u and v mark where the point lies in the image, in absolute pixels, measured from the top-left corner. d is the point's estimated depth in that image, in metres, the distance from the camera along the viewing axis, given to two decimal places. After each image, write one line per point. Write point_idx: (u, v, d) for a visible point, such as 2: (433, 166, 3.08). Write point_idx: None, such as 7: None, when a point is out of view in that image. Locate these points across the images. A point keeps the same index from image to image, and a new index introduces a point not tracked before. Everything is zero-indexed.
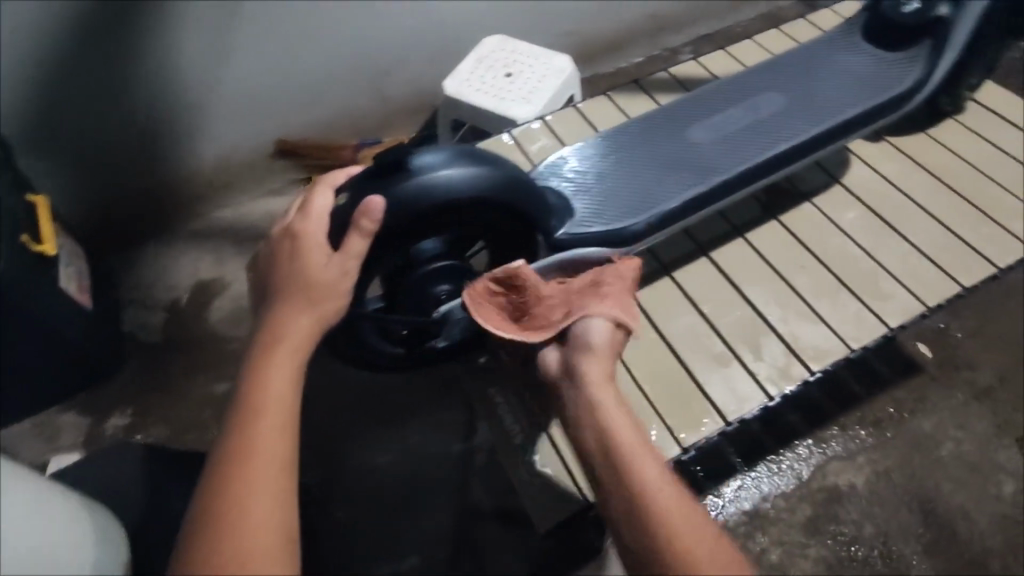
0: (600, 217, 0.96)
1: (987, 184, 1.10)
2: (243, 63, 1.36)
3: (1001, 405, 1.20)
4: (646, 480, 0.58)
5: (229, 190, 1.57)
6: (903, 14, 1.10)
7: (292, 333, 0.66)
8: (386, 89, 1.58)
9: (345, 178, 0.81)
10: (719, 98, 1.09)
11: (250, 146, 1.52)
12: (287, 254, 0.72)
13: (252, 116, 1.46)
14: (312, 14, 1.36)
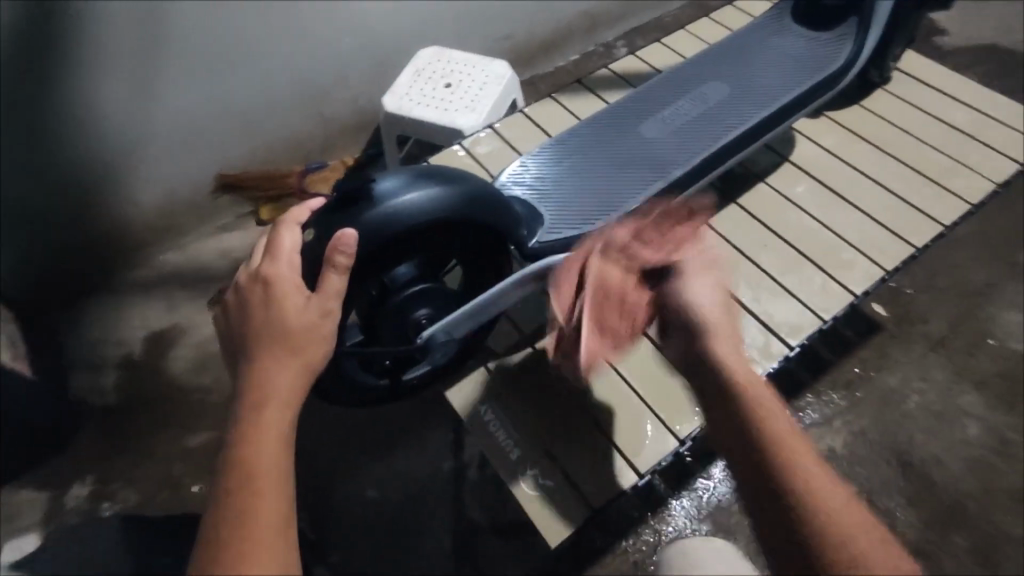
0: (569, 222, 0.96)
1: (921, 147, 1.16)
2: (173, 99, 1.32)
3: (956, 353, 1.27)
4: (791, 440, 0.60)
5: (173, 232, 1.50)
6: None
7: (279, 382, 0.62)
8: (326, 111, 1.54)
9: (309, 212, 0.78)
10: (665, 92, 1.11)
11: (190, 186, 1.46)
12: (260, 297, 0.68)
13: (189, 154, 1.41)
14: (243, 40, 1.33)
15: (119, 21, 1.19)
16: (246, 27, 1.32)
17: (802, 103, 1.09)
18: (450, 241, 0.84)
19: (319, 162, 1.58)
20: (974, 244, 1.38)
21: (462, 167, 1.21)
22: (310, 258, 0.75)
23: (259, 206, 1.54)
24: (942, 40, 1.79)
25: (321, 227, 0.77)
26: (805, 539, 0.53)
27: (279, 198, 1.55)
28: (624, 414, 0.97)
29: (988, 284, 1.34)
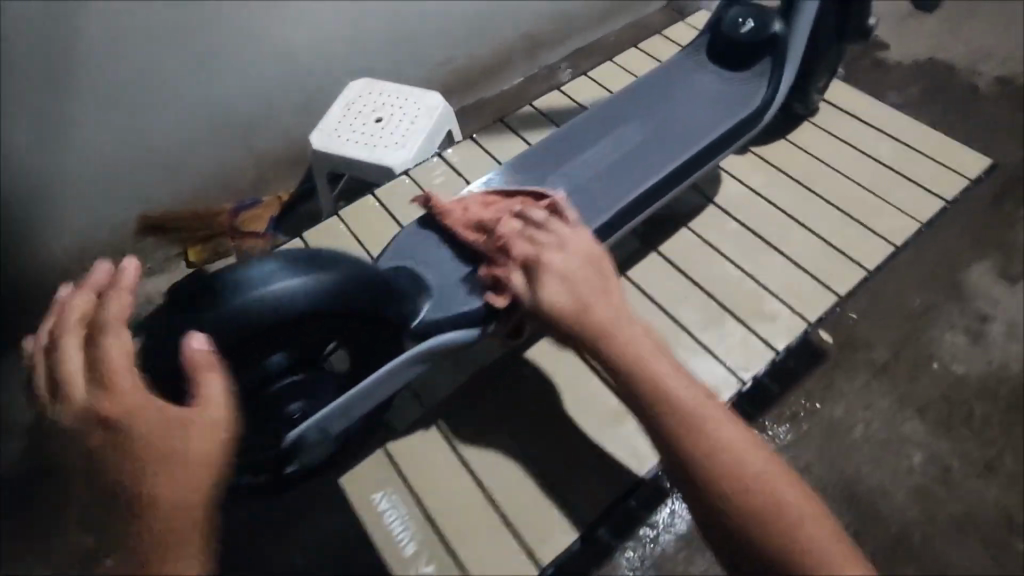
0: (451, 296, 0.92)
1: (849, 185, 1.15)
2: (82, 138, 1.25)
3: (900, 379, 1.26)
4: (719, 430, 0.73)
5: (94, 277, 1.43)
6: (743, 32, 1.13)
7: (180, 462, 0.65)
8: (256, 144, 1.48)
9: (126, 309, 0.73)
10: (588, 133, 1.07)
11: (108, 228, 1.39)
12: (106, 439, 0.66)
13: (104, 195, 1.34)
14: (158, 73, 1.27)
15: (25, 47, 1.12)
16: (160, 59, 1.26)
17: (718, 147, 1.06)
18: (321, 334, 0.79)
19: (254, 198, 1.52)
20: (914, 267, 1.38)
21: (377, 219, 1.18)
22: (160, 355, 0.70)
23: (186, 248, 1.48)
24: (884, 55, 1.80)
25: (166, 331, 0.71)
26: (753, 523, 0.69)
27: (208, 237, 1.48)
28: (531, 499, 0.92)
29: (929, 307, 1.33)
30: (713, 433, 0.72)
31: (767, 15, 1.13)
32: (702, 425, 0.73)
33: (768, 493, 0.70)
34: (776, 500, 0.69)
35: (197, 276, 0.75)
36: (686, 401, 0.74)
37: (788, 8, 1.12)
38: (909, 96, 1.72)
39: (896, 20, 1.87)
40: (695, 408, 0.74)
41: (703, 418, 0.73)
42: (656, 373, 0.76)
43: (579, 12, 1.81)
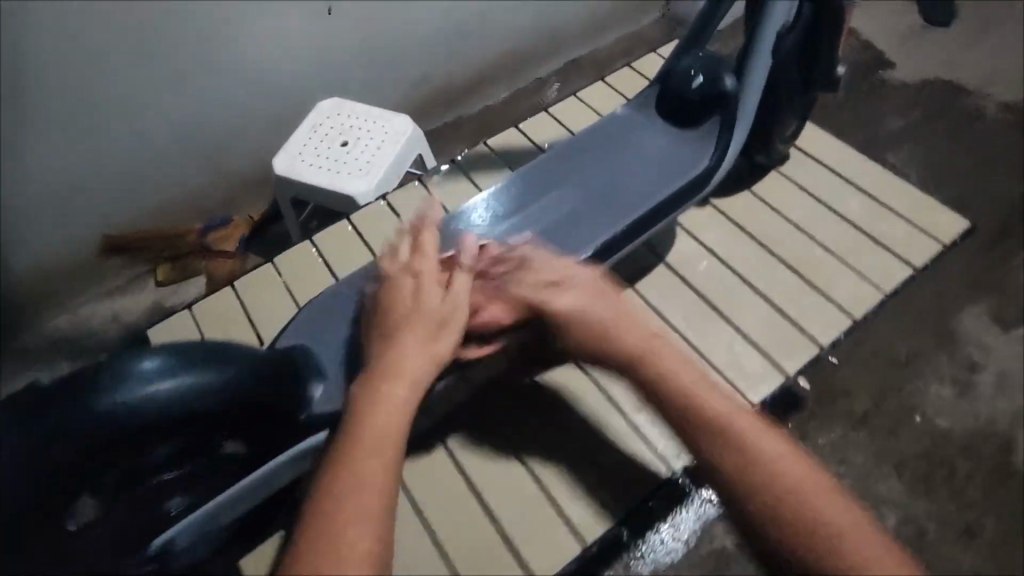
0: (339, 388, 0.86)
1: (810, 248, 1.13)
2: (43, 158, 1.20)
3: (879, 431, 1.19)
4: (740, 427, 0.72)
5: (59, 297, 1.40)
6: (692, 87, 1.10)
7: (372, 452, 0.65)
8: (228, 163, 1.43)
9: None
10: (525, 194, 1.05)
11: (74, 247, 1.35)
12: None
13: (67, 214, 1.30)
14: (119, 90, 1.21)
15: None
16: (122, 75, 1.20)
17: (661, 213, 1.03)
18: (201, 425, 0.70)
19: (222, 217, 1.49)
20: (901, 312, 1.30)
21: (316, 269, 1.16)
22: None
23: (156, 266, 1.47)
24: (886, 74, 1.66)
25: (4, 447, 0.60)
26: (779, 522, 0.64)
27: (179, 255, 1.47)
28: None
29: (915, 355, 1.26)
30: (736, 430, 0.71)
31: (720, 66, 1.09)
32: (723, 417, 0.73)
33: (778, 479, 0.66)
34: (762, 485, 0.67)
35: (31, 391, 0.65)
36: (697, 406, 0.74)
37: (741, 60, 1.07)
38: (911, 121, 1.58)
39: (902, 38, 1.72)
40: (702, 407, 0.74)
41: (724, 416, 0.73)
42: (671, 376, 0.78)
43: (564, 25, 1.71)
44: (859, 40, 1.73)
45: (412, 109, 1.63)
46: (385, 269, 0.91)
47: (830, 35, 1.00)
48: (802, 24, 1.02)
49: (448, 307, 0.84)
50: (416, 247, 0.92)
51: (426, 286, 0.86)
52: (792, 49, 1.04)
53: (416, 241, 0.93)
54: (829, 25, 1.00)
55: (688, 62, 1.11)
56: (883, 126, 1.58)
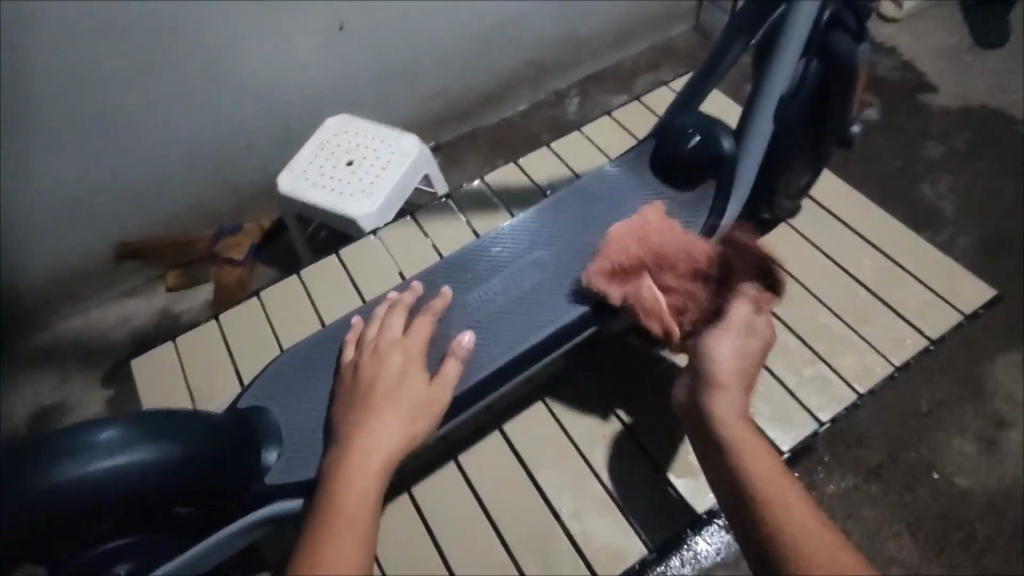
0: (310, 453, 0.60)
1: (895, 273, 0.83)
2: (49, 174, 1.05)
3: (925, 497, 1.06)
4: (771, 489, 0.51)
5: (73, 299, 1.25)
6: (685, 148, 0.75)
7: (351, 511, 0.47)
8: (236, 178, 1.25)
9: None
10: (480, 258, 0.72)
11: (82, 262, 1.20)
12: None
13: (73, 230, 1.14)
14: (120, 104, 1.04)
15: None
16: (123, 87, 1.02)
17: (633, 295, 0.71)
18: (155, 507, 0.52)
19: (234, 224, 1.32)
20: (928, 361, 1.15)
21: (299, 305, 0.95)
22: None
23: (165, 271, 1.30)
24: (927, 98, 1.42)
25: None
26: None
27: (188, 263, 1.30)
28: None
29: (937, 402, 1.12)
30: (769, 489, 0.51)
31: (717, 124, 0.75)
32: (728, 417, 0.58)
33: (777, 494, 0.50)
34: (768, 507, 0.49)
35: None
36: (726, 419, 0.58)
37: (741, 116, 0.74)
38: (953, 149, 1.35)
39: (945, 55, 1.47)
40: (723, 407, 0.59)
41: (763, 482, 0.51)
42: (724, 421, 0.57)
43: (594, 36, 1.50)
44: (896, 58, 1.49)
45: (426, 125, 1.44)
46: (351, 344, 0.64)
47: (843, 102, 0.71)
48: (807, 88, 0.72)
49: (436, 392, 0.59)
50: (383, 317, 0.64)
51: (411, 364, 0.60)
52: (797, 116, 0.74)
53: (384, 315, 0.65)
54: (833, 89, 0.71)
55: (683, 117, 0.76)
56: (921, 154, 1.35)
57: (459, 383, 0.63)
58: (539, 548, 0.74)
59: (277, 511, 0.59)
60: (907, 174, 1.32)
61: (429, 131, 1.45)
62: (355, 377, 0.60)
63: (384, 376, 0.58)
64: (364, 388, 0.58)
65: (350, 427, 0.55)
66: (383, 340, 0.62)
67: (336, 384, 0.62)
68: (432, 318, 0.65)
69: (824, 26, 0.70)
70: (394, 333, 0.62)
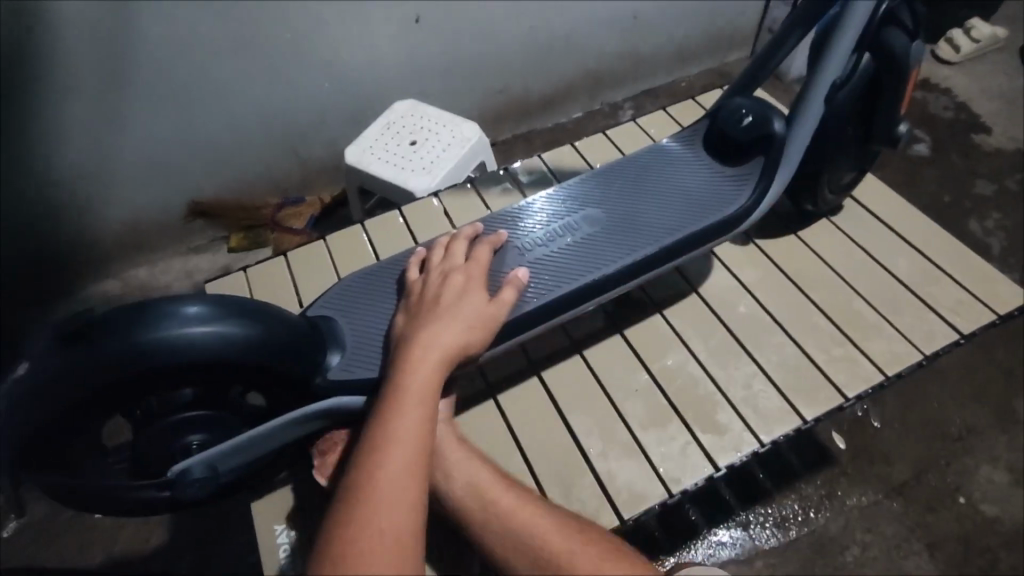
0: (369, 356, 0.66)
1: (931, 271, 0.86)
2: (147, 125, 1.11)
3: (956, 522, 1.02)
4: (564, 546, 0.58)
5: (143, 247, 1.29)
6: (739, 126, 0.80)
7: (412, 401, 0.56)
8: (306, 151, 1.32)
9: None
10: (536, 208, 0.78)
11: (159, 213, 1.26)
12: None
13: (156, 183, 1.20)
14: (219, 72, 1.10)
15: (80, 31, 0.96)
16: (223, 55, 1.08)
17: (678, 252, 0.75)
18: (228, 379, 0.59)
19: (299, 195, 1.38)
20: (960, 385, 1.13)
21: (357, 251, 0.94)
22: (12, 415, 0.52)
23: (230, 233, 1.35)
24: (980, 138, 1.43)
25: (42, 358, 0.53)
26: None
27: (252, 226, 1.35)
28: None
29: (971, 429, 1.09)
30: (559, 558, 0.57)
31: (770, 108, 0.80)
32: (469, 468, 0.66)
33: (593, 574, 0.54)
34: None
35: (80, 317, 0.57)
36: (474, 490, 0.64)
37: (794, 101, 0.79)
38: (1005, 189, 1.35)
39: (1001, 99, 1.48)
40: (478, 486, 0.64)
41: (545, 544, 0.59)
42: (494, 502, 0.63)
43: (653, 53, 1.55)
44: (951, 98, 1.49)
45: (485, 121, 1.50)
46: (413, 271, 0.70)
47: (892, 97, 0.76)
48: (858, 79, 0.77)
49: (492, 310, 0.65)
50: (448, 246, 0.71)
51: (472, 286, 0.66)
52: (848, 104, 0.78)
53: (447, 244, 0.71)
54: (883, 83, 0.77)
55: (739, 99, 0.81)
56: (972, 190, 1.35)
57: (512, 309, 0.68)
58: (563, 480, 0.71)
59: (340, 403, 0.64)
60: (955, 209, 1.32)
61: (487, 127, 1.51)
62: (421, 292, 0.66)
63: (446, 293, 0.65)
64: (429, 301, 0.64)
65: (415, 329, 0.62)
66: (447, 266, 0.68)
67: (402, 299, 0.69)
68: (490, 250, 0.71)
69: (879, 21, 0.74)
70: (458, 260, 0.69)
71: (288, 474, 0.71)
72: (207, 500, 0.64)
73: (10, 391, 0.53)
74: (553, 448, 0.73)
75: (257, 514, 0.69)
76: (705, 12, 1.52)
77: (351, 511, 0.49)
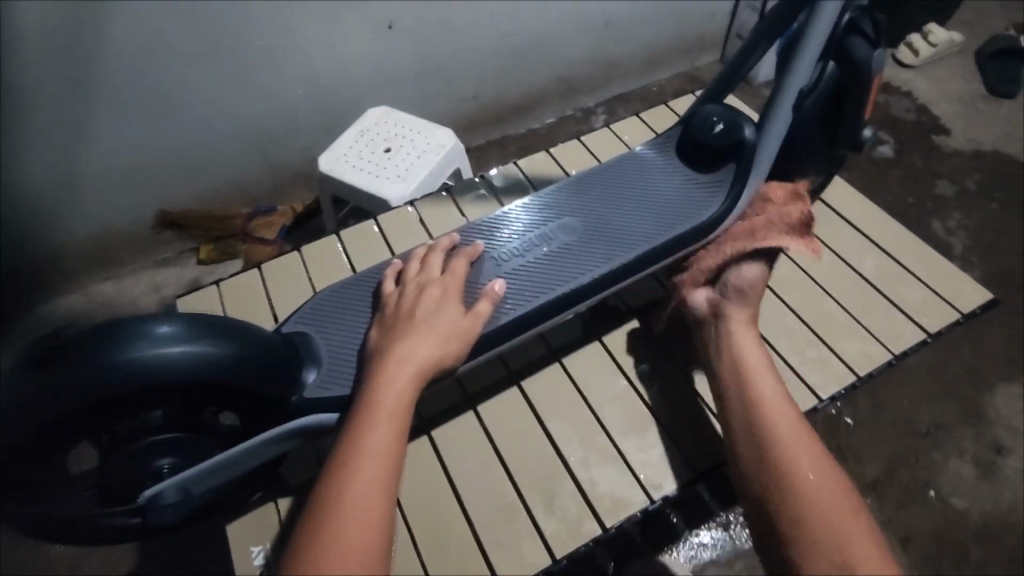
0: (346, 372, 0.65)
1: (897, 272, 0.89)
2: (110, 136, 1.08)
3: (927, 516, 1.05)
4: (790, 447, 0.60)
5: (108, 261, 1.26)
6: (710, 133, 0.81)
7: (383, 418, 0.54)
8: (277, 160, 1.29)
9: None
10: (514, 218, 0.78)
11: (124, 225, 1.22)
12: None
13: (121, 195, 1.17)
14: (185, 81, 1.08)
15: (37, 41, 0.92)
16: (190, 64, 1.06)
17: (653, 259, 0.76)
18: (201, 400, 0.57)
19: (270, 205, 1.35)
20: (928, 381, 1.16)
21: (334, 261, 0.93)
22: None
23: (198, 244, 1.33)
24: (940, 139, 1.47)
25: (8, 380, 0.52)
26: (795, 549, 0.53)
27: (222, 236, 1.32)
28: None
29: (939, 424, 1.12)
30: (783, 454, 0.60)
31: (740, 115, 0.81)
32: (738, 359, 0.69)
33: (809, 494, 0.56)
34: (802, 504, 0.55)
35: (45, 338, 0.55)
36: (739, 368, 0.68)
37: (763, 109, 0.80)
38: (964, 189, 1.39)
39: (959, 102, 1.53)
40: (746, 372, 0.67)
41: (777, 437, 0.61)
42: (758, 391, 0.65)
43: (624, 58, 1.57)
44: (912, 101, 1.54)
45: (458, 127, 1.49)
46: (389, 283, 0.69)
47: (856, 107, 0.78)
48: (824, 87, 0.78)
49: (468, 323, 0.64)
50: (424, 257, 0.70)
51: (448, 298, 0.65)
52: (813, 111, 0.80)
53: (424, 255, 0.71)
54: (847, 93, 0.78)
55: (711, 107, 0.82)
56: (933, 191, 1.38)
57: (490, 320, 0.68)
58: (544, 489, 0.71)
59: (315, 421, 0.63)
60: (918, 209, 1.36)
61: (460, 133, 1.51)
62: (396, 305, 0.65)
63: (421, 306, 0.64)
64: (404, 313, 0.64)
65: (390, 342, 0.61)
66: (423, 278, 0.67)
67: (377, 312, 0.68)
68: (467, 261, 0.70)
69: (841, 32, 0.76)
70: (434, 272, 0.68)
71: (262, 495, 0.69)
72: (181, 523, 0.62)
73: None
74: (534, 457, 0.73)
75: (233, 534, 0.67)
76: (674, 18, 1.54)
77: (319, 524, 0.47)
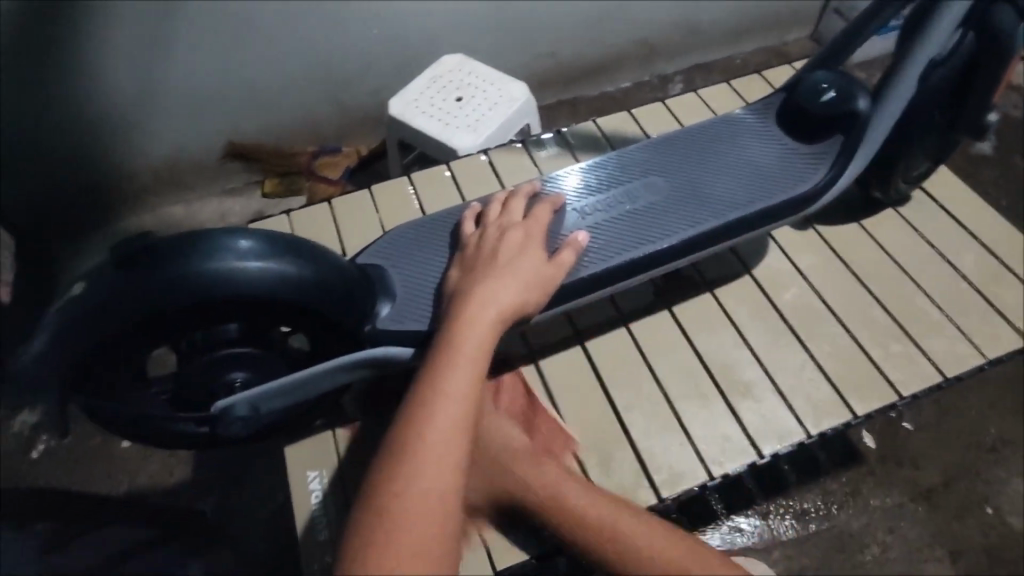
0: (420, 308, 0.65)
1: (998, 271, 0.82)
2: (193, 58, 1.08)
3: (982, 531, 1.00)
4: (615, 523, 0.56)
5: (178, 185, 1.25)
6: (818, 101, 0.76)
7: (464, 362, 0.53)
8: (349, 101, 1.28)
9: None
10: (597, 172, 0.75)
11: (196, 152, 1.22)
12: None
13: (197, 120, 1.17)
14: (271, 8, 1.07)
15: None
16: None
17: (742, 228, 0.72)
18: (276, 318, 0.58)
19: (335, 145, 1.34)
20: (999, 395, 1.09)
21: (402, 204, 0.92)
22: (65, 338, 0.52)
23: (264, 177, 1.31)
24: None
25: (97, 279, 0.53)
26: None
27: (288, 172, 1.31)
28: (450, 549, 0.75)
29: (1005, 440, 1.06)
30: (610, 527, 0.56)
31: (854, 84, 0.76)
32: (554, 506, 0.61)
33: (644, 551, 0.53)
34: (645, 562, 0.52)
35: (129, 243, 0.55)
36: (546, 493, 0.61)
37: (881, 79, 0.75)
38: None
39: None
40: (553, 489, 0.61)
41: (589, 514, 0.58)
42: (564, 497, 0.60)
43: (710, 25, 1.48)
44: (1019, 96, 1.42)
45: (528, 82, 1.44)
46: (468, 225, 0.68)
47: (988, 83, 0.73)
48: (955, 61, 0.74)
49: (549, 271, 0.63)
50: (505, 202, 0.69)
51: (531, 244, 0.64)
52: (941, 84, 0.75)
53: (505, 200, 0.69)
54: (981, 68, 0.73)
55: (821, 73, 0.77)
56: None
57: (570, 272, 0.66)
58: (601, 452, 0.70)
59: (386, 353, 0.63)
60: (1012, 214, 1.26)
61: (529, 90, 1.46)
62: (477, 247, 0.65)
63: (504, 250, 0.63)
64: (486, 255, 0.63)
65: (471, 283, 0.60)
66: (505, 222, 0.66)
67: (456, 253, 0.67)
68: (550, 210, 0.68)
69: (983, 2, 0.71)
70: (516, 217, 0.66)
71: (321, 422, 0.70)
72: (246, 438, 0.63)
73: (66, 313, 0.52)
74: (593, 418, 0.72)
75: (290, 460, 0.69)
76: None
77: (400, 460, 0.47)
